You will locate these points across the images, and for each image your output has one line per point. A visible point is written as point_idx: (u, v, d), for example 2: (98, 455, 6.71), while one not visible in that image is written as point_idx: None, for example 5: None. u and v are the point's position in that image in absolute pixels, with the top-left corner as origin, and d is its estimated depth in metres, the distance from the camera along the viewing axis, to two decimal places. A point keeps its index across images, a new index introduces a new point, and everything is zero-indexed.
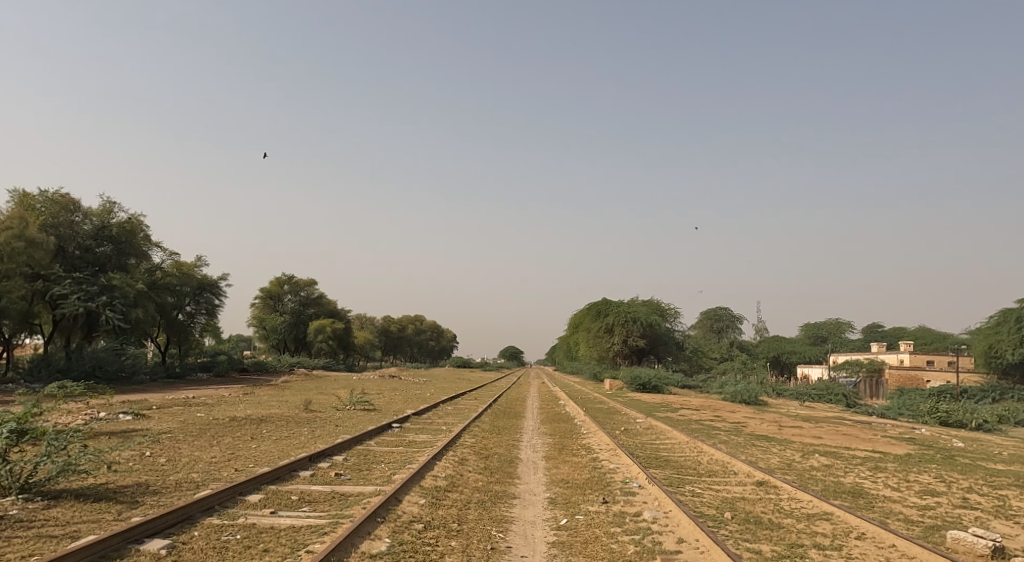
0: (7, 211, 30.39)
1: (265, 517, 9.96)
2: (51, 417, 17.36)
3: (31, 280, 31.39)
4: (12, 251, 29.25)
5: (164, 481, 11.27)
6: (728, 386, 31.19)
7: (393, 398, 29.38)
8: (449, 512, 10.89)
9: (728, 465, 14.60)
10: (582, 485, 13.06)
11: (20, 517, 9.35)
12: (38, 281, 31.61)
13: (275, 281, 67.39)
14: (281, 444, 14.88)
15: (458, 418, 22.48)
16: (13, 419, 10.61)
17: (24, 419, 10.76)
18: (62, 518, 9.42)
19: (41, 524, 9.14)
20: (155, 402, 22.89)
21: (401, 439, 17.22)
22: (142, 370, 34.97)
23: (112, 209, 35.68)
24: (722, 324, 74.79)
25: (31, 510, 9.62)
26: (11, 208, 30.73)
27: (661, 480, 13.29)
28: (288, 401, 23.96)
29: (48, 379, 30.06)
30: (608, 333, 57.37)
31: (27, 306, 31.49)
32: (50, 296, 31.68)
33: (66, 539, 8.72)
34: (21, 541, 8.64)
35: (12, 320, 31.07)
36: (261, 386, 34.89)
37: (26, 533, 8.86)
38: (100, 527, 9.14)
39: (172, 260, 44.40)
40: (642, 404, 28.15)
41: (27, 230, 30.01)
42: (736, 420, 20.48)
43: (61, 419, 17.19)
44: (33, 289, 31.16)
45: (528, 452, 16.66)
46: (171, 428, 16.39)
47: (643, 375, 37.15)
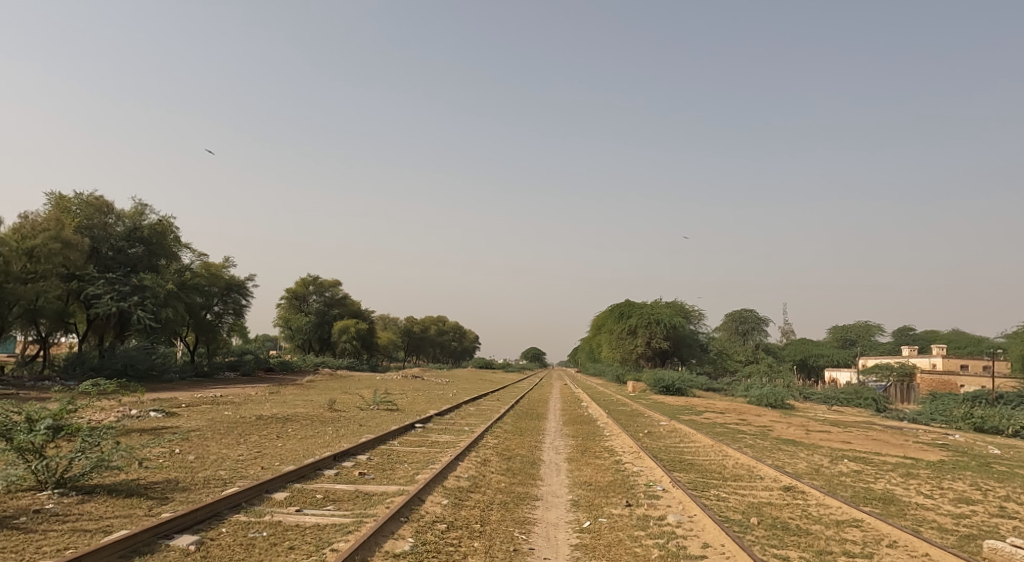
0: (46, 213, 31.04)
1: (290, 515, 10.02)
2: (84, 414, 17.63)
3: (65, 280, 32.02)
4: (48, 252, 29.79)
5: (193, 478, 11.36)
6: (754, 390, 30.81)
7: (416, 398, 29.37)
8: (472, 513, 10.88)
9: (754, 469, 14.43)
10: (605, 488, 12.98)
11: (56, 511, 9.52)
12: (73, 281, 32.24)
13: (300, 281, 68.01)
14: (305, 443, 14.94)
15: (481, 419, 22.45)
16: (49, 416, 10.74)
17: (60, 416, 10.89)
18: (95, 512, 9.56)
19: (75, 518, 9.29)
20: (185, 400, 23.18)
21: (423, 439, 17.26)
22: (172, 368, 35.41)
23: (143, 210, 36.25)
24: (747, 326, 73.70)
25: (65, 505, 9.76)
26: (49, 211, 31.36)
27: (685, 484, 13.18)
28: (313, 401, 24.05)
29: (81, 377, 30.69)
30: (631, 335, 57.04)
31: (62, 306, 32.15)
32: (85, 296, 32.27)
33: (99, 533, 8.85)
34: (56, 535, 8.78)
35: (49, 320, 31.76)
36: (286, 385, 35.16)
37: (62, 526, 9.01)
38: (131, 522, 9.26)
39: (201, 261, 45.08)
40: (667, 407, 27.95)
41: (63, 231, 30.59)
42: (762, 424, 20.24)
43: (93, 417, 17.47)
44: (68, 289, 31.84)
45: (550, 453, 16.63)
46: (199, 426, 16.54)
47: (667, 377, 36.73)
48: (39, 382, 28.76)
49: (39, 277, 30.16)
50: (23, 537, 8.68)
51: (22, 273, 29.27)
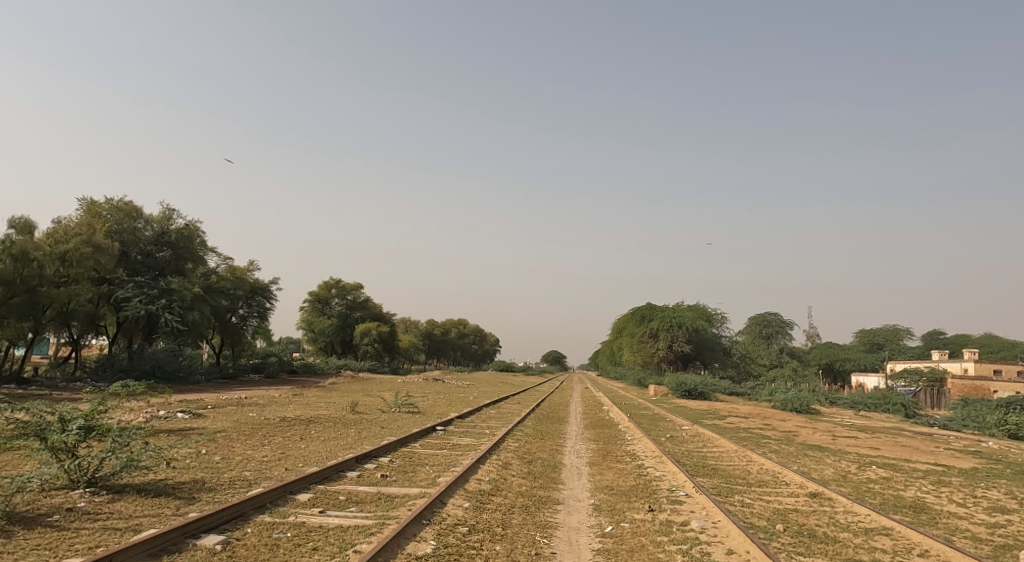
0: (77, 219, 31.68)
1: (314, 516, 10.04)
2: (113, 414, 17.87)
3: (96, 284, 32.56)
4: (80, 256, 30.31)
5: (218, 479, 11.43)
6: (779, 394, 30.47)
7: (437, 400, 29.43)
8: (493, 517, 10.83)
9: (779, 475, 14.22)
10: (627, 493, 12.85)
11: (87, 509, 9.63)
12: (103, 284, 32.78)
13: (322, 284, 68.50)
14: (328, 445, 14.99)
15: (501, 422, 22.41)
16: (81, 416, 10.89)
17: (92, 416, 11.03)
18: (125, 511, 9.64)
19: (106, 517, 9.39)
20: (211, 401, 23.43)
21: (445, 441, 17.25)
22: (199, 370, 35.72)
23: (171, 215, 36.76)
24: (771, 330, 72.91)
25: (96, 503, 9.86)
26: (80, 216, 31.98)
27: (708, 489, 13.02)
28: (336, 403, 24.17)
29: (112, 379, 31.15)
30: (653, 338, 56.74)
31: (93, 309, 32.65)
32: (115, 299, 32.77)
33: (129, 532, 8.93)
34: (88, 533, 8.87)
35: (80, 322, 32.25)
36: (310, 387, 35.38)
37: (93, 524, 9.12)
38: (160, 522, 9.33)
39: (226, 265, 45.54)
40: (689, 411, 27.74)
41: (94, 236, 31.17)
42: (787, 429, 19.98)
43: (122, 417, 17.70)
44: (99, 292, 32.36)
45: (572, 457, 16.54)
46: (225, 427, 16.69)
47: (689, 382, 36.40)
48: (71, 383, 29.23)
49: (71, 281, 30.65)
50: (57, 534, 8.80)
51: (56, 277, 29.76)
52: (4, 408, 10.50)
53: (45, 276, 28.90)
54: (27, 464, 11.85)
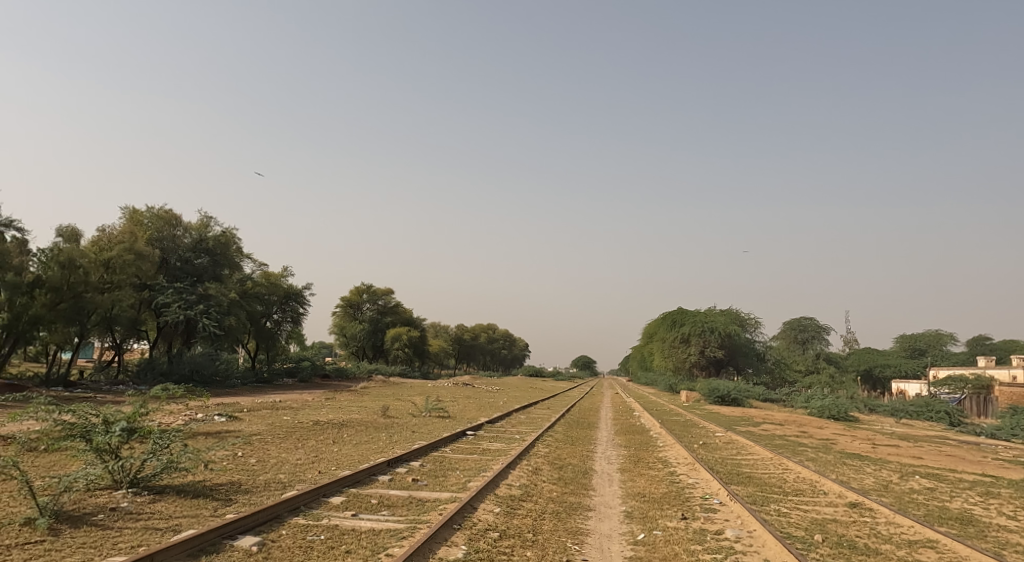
0: (120, 226, 32.35)
1: (347, 519, 10.03)
2: (153, 417, 18.17)
3: (137, 289, 33.18)
4: (122, 262, 30.95)
5: (254, 481, 11.52)
6: (816, 401, 29.88)
7: (468, 405, 29.42)
8: (524, 522, 10.72)
9: (817, 485, 13.89)
10: (660, 500, 12.64)
11: (130, 509, 9.75)
12: (144, 290, 33.39)
13: (354, 290, 69.09)
14: (360, 448, 15.02)
15: (532, 427, 22.29)
16: (124, 418, 11.03)
17: (134, 418, 11.16)
18: (165, 511, 9.75)
19: (148, 517, 9.49)
20: (246, 404, 23.73)
21: (475, 446, 17.18)
22: (235, 374, 36.13)
23: (208, 222, 37.39)
24: (806, 335, 71.59)
25: (138, 503, 9.99)
26: (123, 224, 32.67)
27: (744, 498, 12.77)
28: (368, 407, 24.30)
29: (152, 382, 31.76)
30: (684, 343, 56.25)
31: (135, 314, 33.27)
32: (155, 304, 33.36)
33: (169, 532, 9.02)
34: (130, 532, 8.98)
35: (123, 327, 32.86)
36: (342, 391, 35.65)
37: (135, 524, 9.23)
38: (198, 522, 9.41)
39: (261, 271, 46.10)
40: (723, 418, 27.33)
41: (136, 243, 31.78)
42: (825, 436, 19.54)
43: (162, 419, 17.99)
44: (140, 297, 32.96)
45: (603, 463, 16.35)
46: (261, 430, 16.85)
47: (722, 387, 35.86)
48: (114, 386, 29.85)
49: (114, 287, 31.24)
50: (101, 533, 8.92)
51: (100, 283, 30.41)
52: (51, 409, 10.69)
53: (90, 282, 29.67)
54: (72, 464, 12.05)
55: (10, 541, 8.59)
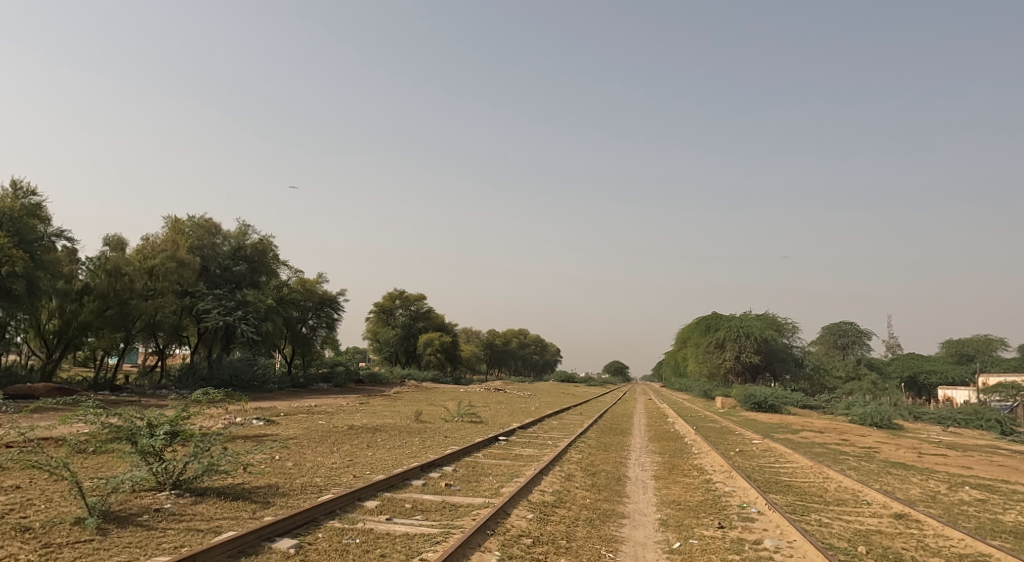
0: (162, 236, 33.06)
1: (381, 523, 9.97)
2: (194, 420, 18.39)
3: (179, 296, 33.75)
4: (165, 270, 31.54)
5: (291, 484, 11.53)
6: (857, 408, 29.14)
7: (500, 411, 29.28)
8: (557, 529, 10.55)
9: (860, 494, 13.47)
10: (695, 508, 12.37)
11: (172, 510, 9.81)
12: (186, 297, 33.95)
13: (387, 295, 69.54)
14: (394, 453, 15.00)
15: (564, 433, 22.07)
16: (167, 421, 11.12)
17: (176, 422, 11.25)
18: (207, 513, 9.79)
19: (189, 518, 9.53)
20: (283, 409, 23.93)
21: (507, 452, 17.04)
22: (272, 379, 36.43)
23: (247, 230, 37.95)
24: (847, 340, 70.10)
25: (181, 505, 10.05)
26: (165, 233, 33.37)
27: (783, 506, 12.43)
28: (401, 412, 24.34)
29: (194, 387, 32.21)
30: (719, 349, 55.57)
31: (177, 320, 33.79)
32: (196, 310, 33.89)
33: (210, 533, 9.05)
34: (173, 533, 9.04)
35: (165, 333, 33.39)
36: (375, 396, 35.77)
37: (178, 525, 9.27)
38: (238, 524, 9.43)
39: (297, 277, 46.61)
40: (760, 425, 26.79)
41: (177, 252, 32.39)
42: (867, 445, 19.01)
43: (202, 423, 18.22)
44: (182, 304, 33.51)
45: (637, 470, 16.08)
46: (297, 434, 16.93)
47: (758, 393, 35.20)
48: (157, 390, 30.39)
49: (157, 294, 31.77)
50: (145, 534, 8.98)
51: (144, 290, 31.02)
52: (99, 412, 10.84)
53: (136, 290, 30.31)
54: (118, 466, 12.22)
55: (60, 539, 8.71)
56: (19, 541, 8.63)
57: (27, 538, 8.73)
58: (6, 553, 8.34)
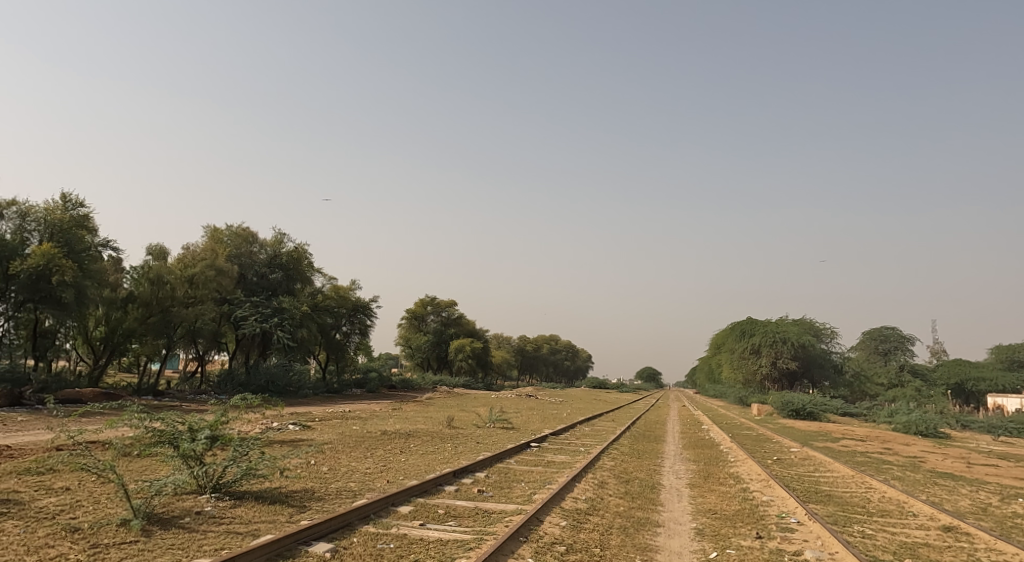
0: (201, 244, 33.60)
1: (415, 528, 9.86)
2: (232, 425, 18.57)
3: (218, 304, 34.20)
4: (204, 278, 32.02)
5: (326, 488, 11.49)
6: (901, 415, 28.31)
7: (531, 417, 29.10)
8: (591, 537, 10.34)
9: (905, 505, 13.01)
10: (732, 517, 12.06)
11: (212, 513, 9.83)
12: (224, 304, 34.41)
13: (418, 302, 69.84)
14: (427, 458, 14.92)
15: (597, 440, 21.81)
16: (207, 426, 11.17)
17: (216, 426, 11.29)
18: (245, 516, 9.78)
19: (229, 521, 9.53)
20: (318, 414, 24.06)
21: (540, 458, 16.84)
22: (307, 384, 36.71)
23: (283, 239, 38.35)
24: (888, 346, 68.45)
25: (221, 508, 10.07)
26: (204, 242, 33.94)
27: (825, 517, 12.06)
28: (433, 417, 24.30)
29: (232, 392, 32.58)
30: (755, 355, 54.75)
31: (216, 327, 34.23)
32: (234, 317, 34.32)
33: (249, 536, 9.03)
34: (214, 535, 9.05)
35: (205, 339, 33.85)
36: (408, 401, 35.86)
37: (218, 528, 9.28)
38: (276, 528, 9.40)
39: (330, 284, 46.97)
40: (798, 433, 26.21)
41: (216, 260, 32.91)
42: (912, 454, 18.42)
43: (240, 428, 18.36)
44: (221, 311, 33.96)
45: (671, 478, 15.76)
46: (331, 439, 16.96)
47: (796, 400, 34.50)
48: (198, 396, 30.86)
49: (197, 302, 32.25)
50: (187, 535, 9.00)
51: (185, 298, 31.53)
52: (143, 416, 10.94)
53: (177, 297, 30.84)
54: (161, 469, 12.31)
55: (107, 540, 8.75)
56: (69, 541, 8.70)
57: (76, 538, 8.80)
58: (55, 552, 8.41)
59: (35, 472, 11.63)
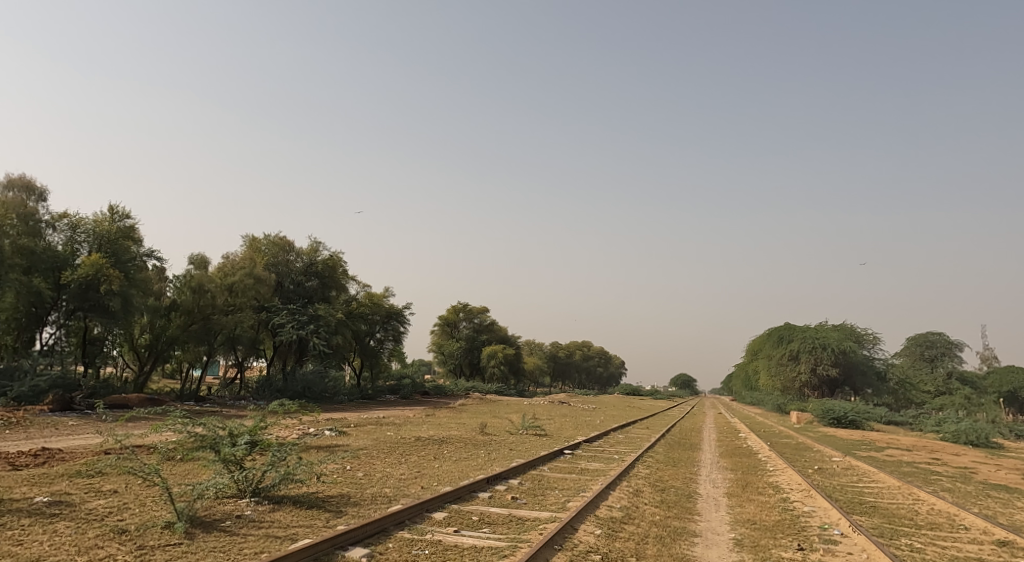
0: (240, 254, 34.03)
1: (449, 535, 9.70)
2: (269, 430, 18.66)
3: (257, 311, 34.58)
4: (242, 287, 32.41)
5: (362, 494, 11.40)
6: (950, 424, 27.36)
7: (564, 424, 28.85)
8: (626, 546, 10.07)
9: (956, 518, 12.49)
10: (773, 528, 11.68)
11: (252, 516, 9.79)
12: (262, 312, 34.77)
13: (451, 309, 69.92)
14: (460, 465, 14.78)
15: (632, 447, 21.46)
16: (246, 431, 11.16)
17: (255, 431, 11.29)
18: (284, 520, 9.72)
19: (268, 525, 9.49)
20: (353, 420, 24.08)
21: (573, 466, 16.59)
22: (342, 391, 36.88)
23: (318, 247, 38.67)
24: (935, 352, 66.50)
25: (260, 512, 10.04)
26: (243, 252, 34.38)
27: (871, 529, 11.61)
28: (466, 424, 24.17)
29: (270, 398, 32.88)
30: (794, 361, 53.78)
31: (255, 334, 34.61)
32: (271, 325, 34.66)
33: (287, 541, 8.96)
34: (253, 539, 9.00)
35: (244, 346, 34.25)
36: (441, 408, 35.81)
37: (257, 532, 9.23)
38: (313, 532, 9.32)
39: (364, 292, 47.20)
40: (840, 441, 25.51)
41: (255, 269, 33.29)
42: (961, 465, 17.74)
43: (278, 433, 18.45)
44: (259, 319, 34.33)
45: (708, 487, 15.38)
46: (367, 444, 16.91)
47: (838, 408, 33.65)
48: (238, 401, 31.21)
49: (237, 309, 32.65)
50: (228, 539, 8.96)
51: (225, 306, 31.95)
52: (185, 422, 10.97)
53: (218, 305, 31.26)
54: (203, 473, 12.35)
55: (153, 542, 8.76)
56: (117, 542, 8.71)
57: (123, 539, 8.81)
58: (105, 553, 8.44)
59: (85, 474, 11.74)
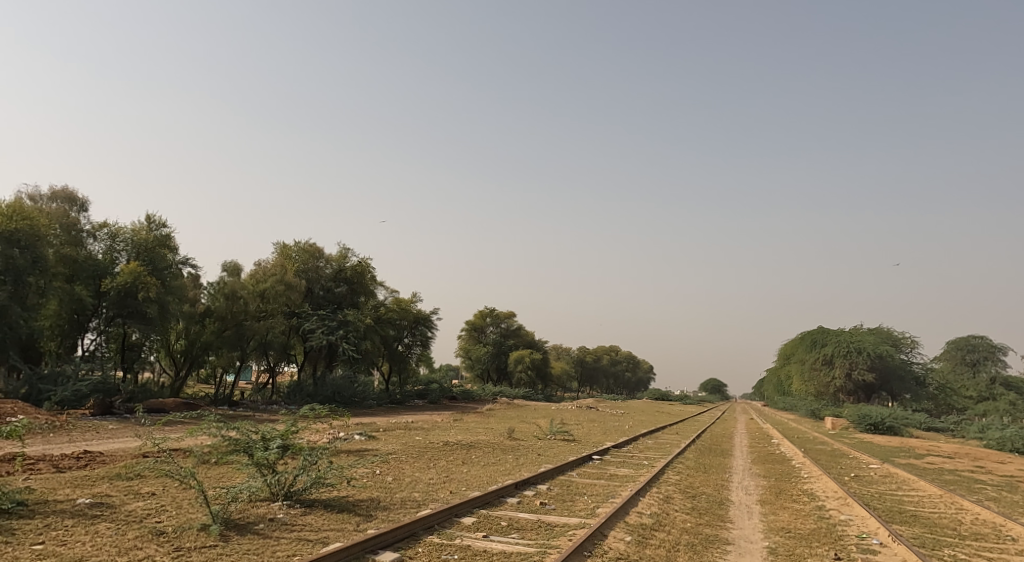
0: (271, 260, 34.34)
1: (478, 540, 9.57)
2: (301, 435, 18.75)
3: (287, 317, 34.85)
4: (273, 292, 32.68)
5: (392, 498, 11.33)
6: (993, 431, 26.51)
7: (593, 429, 28.56)
8: (658, 553, 9.85)
9: (1000, 528, 12.06)
10: (809, 537, 11.35)
11: (284, 519, 9.76)
12: (293, 317, 35.02)
13: (478, 314, 70.04)
14: (489, 470, 14.64)
15: (662, 453, 21.16)
16: (278, 435, 11.15)
17: (287, 435, 11.27)
18: (315, 524, 9.67)
19: (300, 528, 9.45)
20: (383, 424, 24.14)
21: (603, 471, 16.36)
22: (371, 396, 36.99)
23: (347, 253, 38.89)
24: (976, 356, 64.71)
25: (293, 515, 10.01)
26: (274, 258, 34.68)
27: (912, 539, 11.24)
28: (495, 429, 24.08)
29: (300, 403, 33.09)
30: (828, 366, 52.84)
31: (286, 339, 34.88)
32: (302, 330, 34.90)
33: (319, 544, 8.91)
34: (285, 542, 8.95)
35: (275, 351, 34.53)
36: (469, 412, 35.76)
37: (289, 535, 9.19)
38: (344, 536, 9.25)
39: (392, 297, 47.37)
40: (878, 448, 24.89)
41: (286, 275, 33.53)
42: (1006, 473, 17.14)
43: (309, 438, 18.53)
44: (290, 324, 34.59)
45: (741, 494, 15.05)
46: (396, 449, 16.87)
47: (874, 414, 32.85)
48: (270, 406, 31.46)
49: (268, 315, 32.95)
50: (261, 541, 8.93)
51: (257, 312, 32.25)
52: (219, 425, 10.98)
53: (250, 311, 31.56)
54: (236, 476, 12.36)
55: (189, 544, 8.76)
56: (154, 543, 8.72)
57: (161, 541, 8.82)
58: (143, 553, 8.46)
59: (124, 477, 11.84)
